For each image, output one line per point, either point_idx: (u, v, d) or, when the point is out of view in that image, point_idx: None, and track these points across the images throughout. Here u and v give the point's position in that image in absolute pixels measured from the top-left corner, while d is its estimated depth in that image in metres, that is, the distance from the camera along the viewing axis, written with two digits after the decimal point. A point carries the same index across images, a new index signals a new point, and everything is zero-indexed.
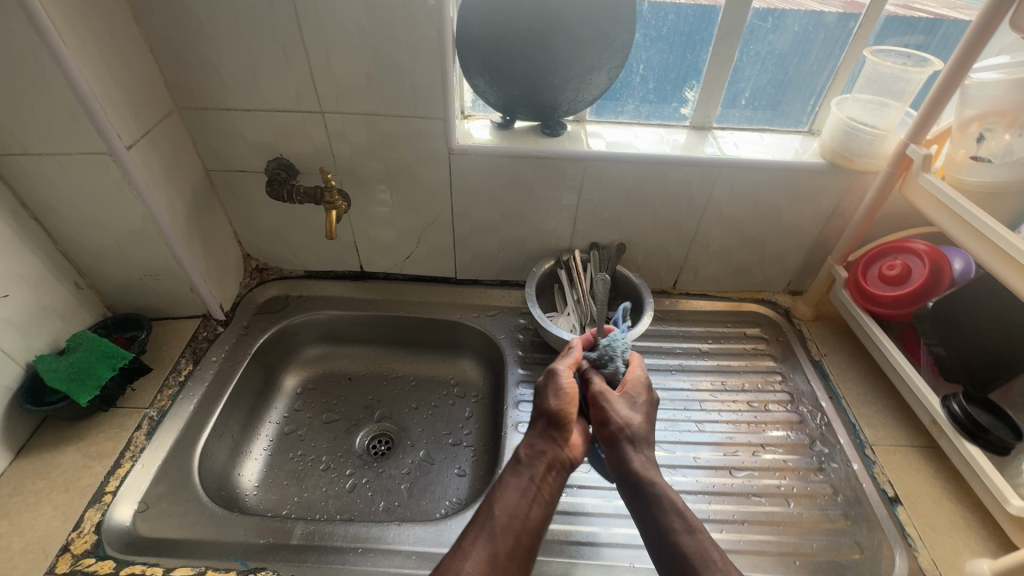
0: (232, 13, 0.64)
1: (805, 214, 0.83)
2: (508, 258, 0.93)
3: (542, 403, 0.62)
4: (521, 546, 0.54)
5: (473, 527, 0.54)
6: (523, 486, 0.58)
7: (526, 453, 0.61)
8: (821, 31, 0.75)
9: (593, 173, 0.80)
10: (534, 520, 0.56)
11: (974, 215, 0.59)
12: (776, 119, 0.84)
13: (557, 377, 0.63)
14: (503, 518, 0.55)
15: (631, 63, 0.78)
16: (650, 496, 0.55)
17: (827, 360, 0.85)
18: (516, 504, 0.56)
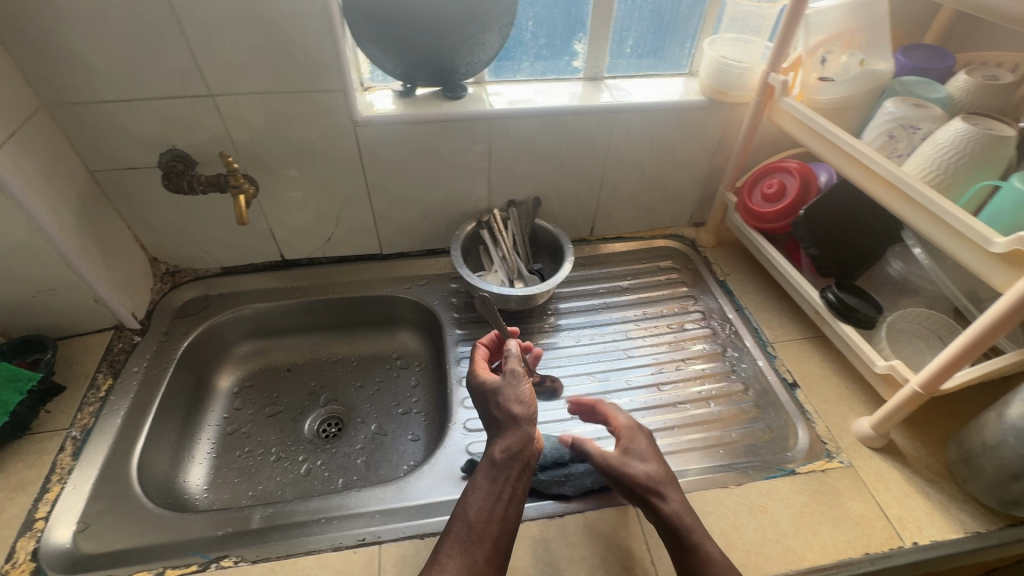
0: None
1: (696, 149, 0.91)
2: (431, 227, 0.95)
3: (506, 408, 0.59)
4: (498, 548, 0.52)
5: (449, 538, 0.53)
6: (500, 490, 0.55)
7: (502, 457, 0.57)
8: None
9: (499, 131, 0.83)
10: (512, 525, 0.55)
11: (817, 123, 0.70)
12: (659, 64, 0.90)
13: (518, 379, 0.61)
14: (481, 526, 0.53)
15: (520, 21, 0.81)
16: (688, 545, 0.54)
17: (730, 278, 0.95)
18: (493, 511, 0.54)
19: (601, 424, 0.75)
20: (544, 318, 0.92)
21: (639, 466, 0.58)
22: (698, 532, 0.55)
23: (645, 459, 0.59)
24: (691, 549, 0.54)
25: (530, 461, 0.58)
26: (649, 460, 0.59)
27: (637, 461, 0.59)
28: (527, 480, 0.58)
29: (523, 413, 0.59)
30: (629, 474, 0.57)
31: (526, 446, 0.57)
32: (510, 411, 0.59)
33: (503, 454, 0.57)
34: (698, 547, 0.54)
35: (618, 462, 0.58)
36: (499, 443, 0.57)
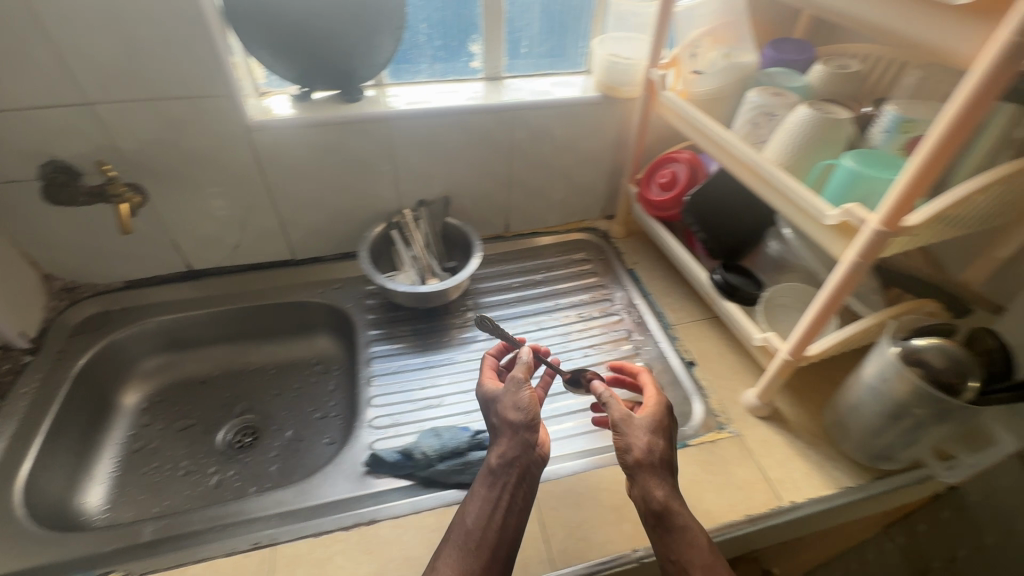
0: None
1: (597, 144, 0.95)
2: (343, 230, 0.95)
3: (504, 415, 0.58)
4: (496, 557, 0.53)
5: (446, 543, 0.54)
6: (498, 497, 0.56)
7: (500, 462, 0.57)
8: None
9: (398, 132, 0.84)
10: (513, 532, 0.55)
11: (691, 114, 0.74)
12: (556, 63, 0.92)
13: (518, 386, 0.59)
14: (478, 533, 0.54)
15: (412, 23, 0.82)
16: (676, 528, 0.52)
17: (638, 267, 0.99)
18: (492, 519, 0.55)
19: None
20: (461, 314, 0.94)
21: (647, 440, 0.55)
22: (688, 532, 0.53)
23: (657, 434, 0.56)
24: (677, 533, 0.52)
25: (532, 468, 0.57)
26: (661, 437, 0.56)
27: (649, 435, 0.55)
28: (530, 486, 0.57)
29: (522, 419, 0.58)
30: (636, 440, 0.54)
31: (524, 452, 0.57)
32: (507, 417, 0.58)
33: (503, 460, 0.57)
34: (682, 531, 0.52)
35: (627, 425, 0.55)
36: (496, 450, 0.57)
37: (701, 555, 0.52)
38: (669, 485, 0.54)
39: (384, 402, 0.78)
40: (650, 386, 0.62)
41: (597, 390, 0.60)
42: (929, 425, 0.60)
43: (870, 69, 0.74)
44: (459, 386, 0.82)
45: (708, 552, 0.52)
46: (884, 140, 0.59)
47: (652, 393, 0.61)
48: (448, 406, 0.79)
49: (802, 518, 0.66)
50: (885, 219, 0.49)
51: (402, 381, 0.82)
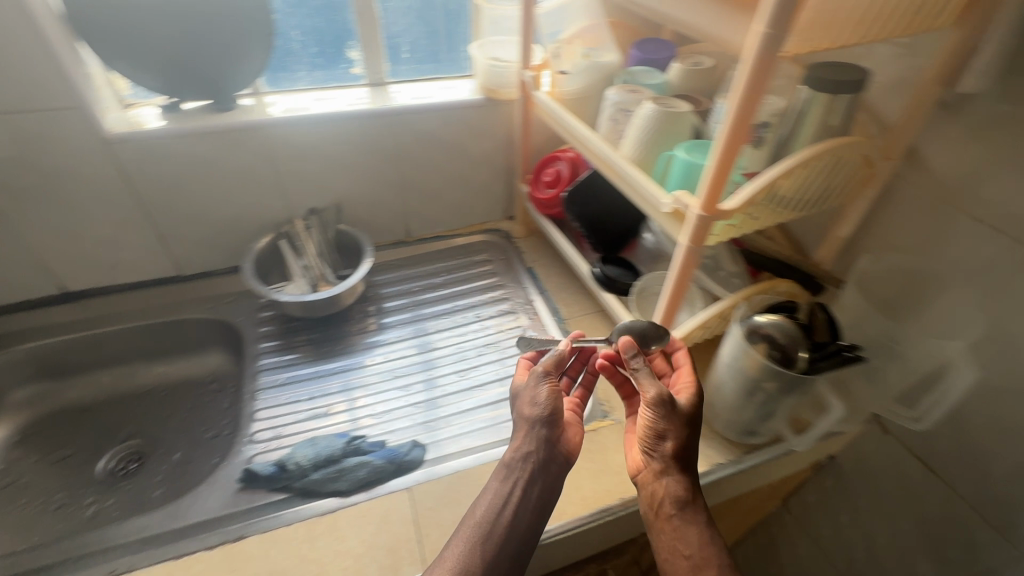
0: None
1: (486, 145, 0.96)
2: (232, 242, 0.92)
3: (524, 411, 0.61)
4: (505, 553, 0.54)
5: (457, 533, 0.55)
6: (517, 487, 0.57)
7: (517, 453, 0.59)
8: None
9: (275, 139, 0.83)
10: (531, 524, 0.56)
11: (556, 112, 0.77)
12: (441, 68, 0.94)
13: (534, 381, 0.63)
14: (491, 522, 0.55)
15: (282, 31, 0.82)
16: (695, 519, 0.56)
17: (537, 264, 1.00)
18: (509, 508, 0.56)
19: (396, 418, 0.77)
20: (359, 322, 0.93)
21: (687, 430, 0.57)
22: (701, 531, 0.55)
23: (693, 425, 0.58)
24: (692, 525, 0.56)
25: (551, 461, 0.59)
26: (694, 431, 0.58)
27: (685, 427, 0.57)
28: (552, 478, 0.59)
29: (539, 411, 0.60)
30: (673, 428, 0.56)
31: (545, 445, 0.59)
32: (526, 413, 0.61)
33: (525, 451, 0.59)
34: (698, 523, 0.56)
35: (670, 410, 0.56)
36: (519, 440, 0.60)
37: (709, 554, 0.54)
38: (691, 482, 0.57)
39: (268, 416, 0.77)
40: (687, 368, 0.62)
41: (626, 349, 0.58)
42: (779, 397, 0.63)
43: (722, 65, 0.78)
44: (348, 393, 0.81)
45: (717, 554, 0.55)
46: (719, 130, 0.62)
47: (687, 376, 0.61)
48: (335, 415, 0.78)
49: None
50: (702, 205, 0.52)
51: (290, 393, 0.81)
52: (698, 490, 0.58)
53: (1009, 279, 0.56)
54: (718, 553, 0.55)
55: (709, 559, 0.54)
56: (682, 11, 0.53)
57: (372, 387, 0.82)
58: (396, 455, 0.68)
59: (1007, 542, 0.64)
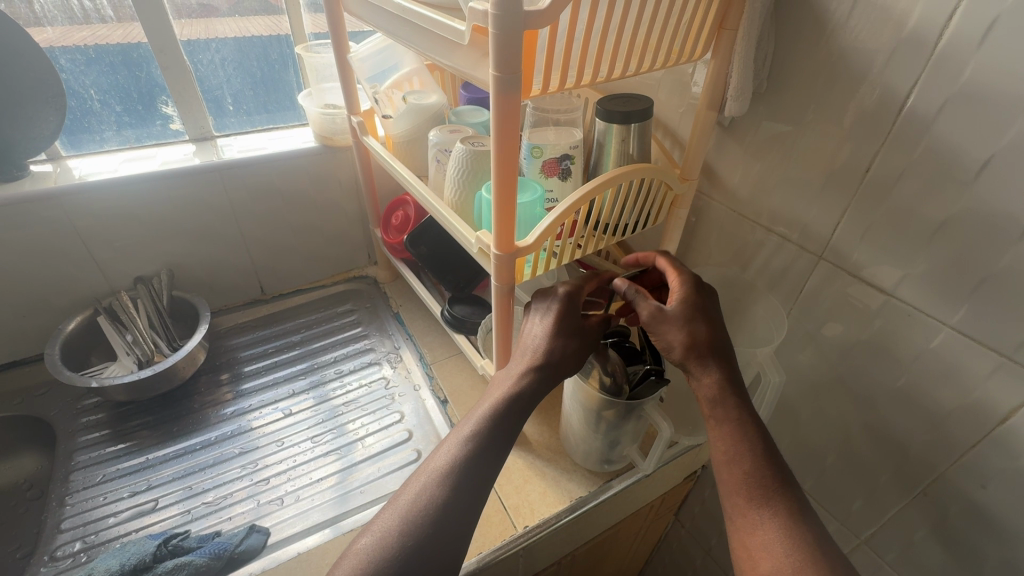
0: None
1: (334, 192, 0.93)
2: (41, 324, 0.82)
3: (543, 324, 0.54)
4: (489, 454, 0.49)
5: (450, 436, 0.51)
6: (519, 372, 0.53)
7: (519, 362, 0.54)
8: (257, 41, 0.84)
9: (78, 207, 0.75)
10: (504, 435, 0.51)
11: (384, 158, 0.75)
12: (274, 118, 0.91)
13: (547, 305, 0.56)
14: (484, 417, 0.51)
15: (76, 90, 0.76)
16: (732, 418, 0.48)
17: (403, 309, 0.97)
18: (505, 399, 0.51)
19: (237, 501, 0.69)
20: (202, 395, 0.84)
21: (693, 327, 0.50)
22: (737, 427, 0.48)
23: (701, 318, 0.50)
24: (726, 423, 0.48)
25: (568, 356, 0.54)
26: (707, 324, 0.50)
27: (687, 327, 0.50)
28: (559, 375, 0.54)
29: (569, 291, 0.55)
30: (675, 338, 0.50)
31: (566, 332, 0.54)
32: (539, 329, 0.54)
33: (544, 334, 0.54)
34: (733, 421, 0.48)
35: (665, 315, 0.50)
36: (537, 325, 0.55)
37: (745, 451, 0.47)
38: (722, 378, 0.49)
39: (81, 522, 0.67)
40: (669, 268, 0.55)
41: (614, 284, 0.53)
42: (619, 423, 0.62)
43: None
44: (180, 481, 0.72)
45: (759, 449, 0.47)
46: (527, 165, 0.62)
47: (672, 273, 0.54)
48: (164, 507, 0.69)
49: (539, 541, 0.65)
50: (499, 244, 0.51)
51: (109, 490, 0.70)
52: (740, 386, 0.50)
53: (800, 282, 0.60)
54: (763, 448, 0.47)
55: (745, 454, 0.47)
56: (435, 50, 0.50)
57: (212, 467, 0.74)
58: (225, 548, 0.60)
59: (848, 529, 0.67)
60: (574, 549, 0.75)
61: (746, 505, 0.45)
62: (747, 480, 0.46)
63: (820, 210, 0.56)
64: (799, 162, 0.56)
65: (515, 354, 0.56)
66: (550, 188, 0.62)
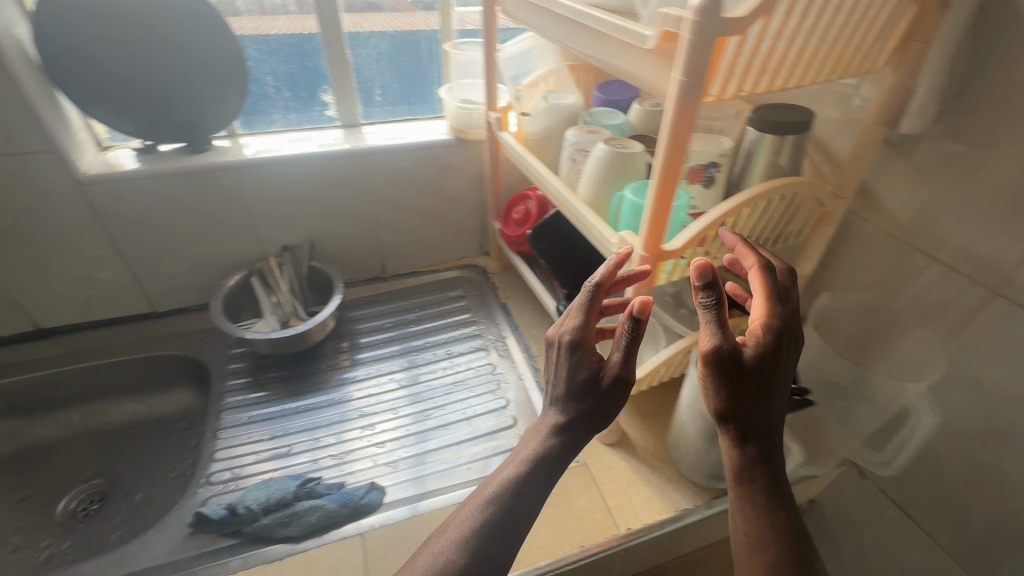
0: None
1: (460, 183, 0.98)
2: (205, 279, 0.93)
3: (555, 382, 0.51)
4: (508, 524, 0.47)
5: (470, 499, 0.49)
6: (543, 434, 0.50)
7: (545, 419, 0.52)
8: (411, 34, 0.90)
9: (248, 180, 0.85)
10: (528, 503, 0.48)
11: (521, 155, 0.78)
12: (414, 109, 0.97)
13: (557, 355, 0.51)
14: (507, 481, 0.49)
15: (257, 76, 0.85)
16: (759, 500, 0.45)
17: (511, 301, 1.00)
18: (529, 461, 0.49)
19: (357, 459, 0.75)
20: (329, 358, 0.92)
21: (751, 397, 0.44)
22: (761, 509, 0.45)
23: (766, 384, 0.44)
24: (749, 501, 0.46)
25: (593, 408, 0.49)
26: (768, 390, 0.45)
27: (748, 388, 0.44)
28: (585, 426, 0.50)
29: (573, 338, 0.50)
30: (726, 391, 0.44)
31: (578, 389, 0.49)
32: (553, 385, 0.52)
33: (561, 392, 0.50)
34: (758, 502, 0.45)
35: (736, 367, 0.43)
36: (553, 381, 0.51)
37: (768, 537, 0.45)
38: (758, 457, 0.46)
39: (229, 455, 0.76)
40: (757, 295, 0.47)
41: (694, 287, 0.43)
42: None
43: None
44: (311, 432, 0.80)
45: (784, 537, 0.45)
46: None
47: (760, 307, 0.46)
48: (294, 455, 0.76)
49: (638, 546, 0.65)
50: (645, 245, 0.52)
51: (251, 432, 0.80)
52: (772, 465, 0.46)
53: (965, 318, 0.56)
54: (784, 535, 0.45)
55: (769, 541, 0.45)
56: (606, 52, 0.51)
57: (337, 425, 0.81)
58: (352, 498, 0.66)
59: None
60: (666, 560, 0.74)
61: None
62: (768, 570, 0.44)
63: (1001, 243, 0.51)
64: (983, 188, 0.51)
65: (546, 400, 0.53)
66: (691, 196, 0.62)
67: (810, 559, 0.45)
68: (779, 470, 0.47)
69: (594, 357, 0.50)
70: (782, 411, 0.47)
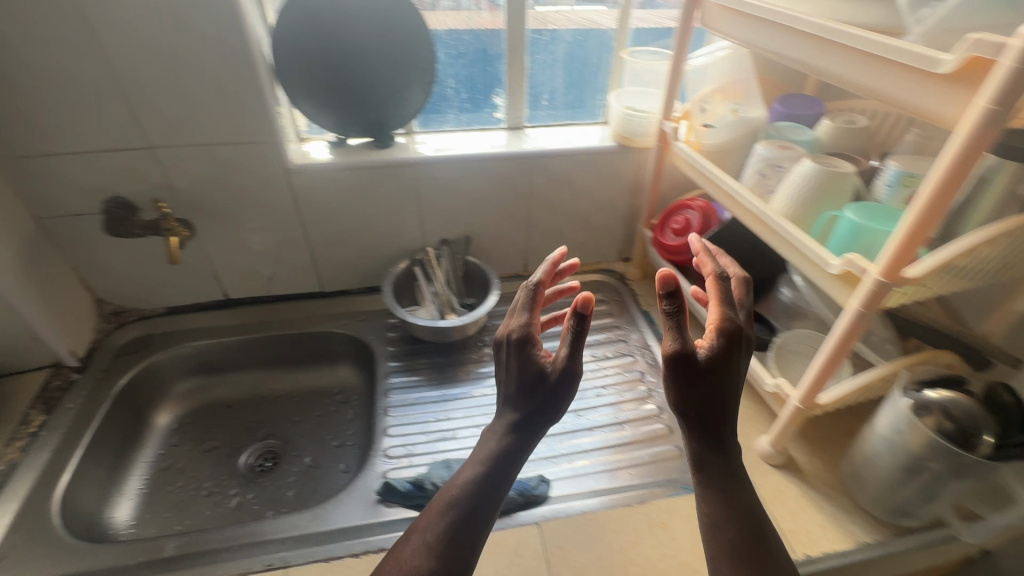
0: (61, 64, 0.69)
1: (614, 189, 0.99)
2: (370, 265, 1.00)
3: (505, 379, 0.54)
4: (470, 525, 0.48)
5: (433, 504, 0.50)
6: (500, 434, 0.53)
7: (499, 423, 0.54)
8: (590, 40, 0.92)
9: (425, 176, 0.90)
10: (486, 502, 0.49)
11: (701, 165, 0.78)
12: (576, 114, 0.99)
13: (507, 353, 0.54)
14: (466, 481, 0.50)
15: (441, 79, 0.91)
16: (716, 483, 0.49)
17: (653, 309, 1.00)
18: (488, 463, 0.51)
19: None
20: (479, 349, 0.96)
21: (705, 396, 0.47)
22: (720, 494, 0.48)
23: (722, 381, 0.47)
24: (710, 485, 0.49)
25: (543, 402, 0.52)
26: (724, 387, 0.47)
27: (708, 383, 0.47)
28: (536, 423, 0.52)
29: (520, 335, 0.53)
30: (683, 388, 0.47)
31: (531, 385, 0.52)
32: (504, 382, 0.54)
33: (514, 389, 0.53)
34: (721, 484, 0.49)
35: (688, 368, 0.46)
36: (506, 378, 0.54)
37: (729, 518, 0.48)
38: (714, 446, 0.49)
39: (400, 432, 0.81)
40: (714, 301, 0.49)
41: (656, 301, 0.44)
42: (947, 479, 0.58)
43: (876, 124, 0.77)
44: (471, 420, 0.84)
45: (744, 517, 0.48)
46: (887, 193, 0.62)
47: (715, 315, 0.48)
48: (460, 440, 0.80)
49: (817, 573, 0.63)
50: (883, 271, 0.51)
51: (416, 413, 0.85)
52: (723, 453, 0.49)
53: None
54: (745, 516, 0.48)
55: (731, 521, 0.48)
56: (870, 72, 0.50)
57: None
58: (526, 488, 0.70)
59: None
60: None
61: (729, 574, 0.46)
62: (732, 548, 0.47)
63: None
64: None
65: (499, 403, 0.55)
66: None
67: (764, 541, 0.48)
68: (730, 458, 0.50)
69: (542, 351, 0.53)
70: (736, 404, 0.49)
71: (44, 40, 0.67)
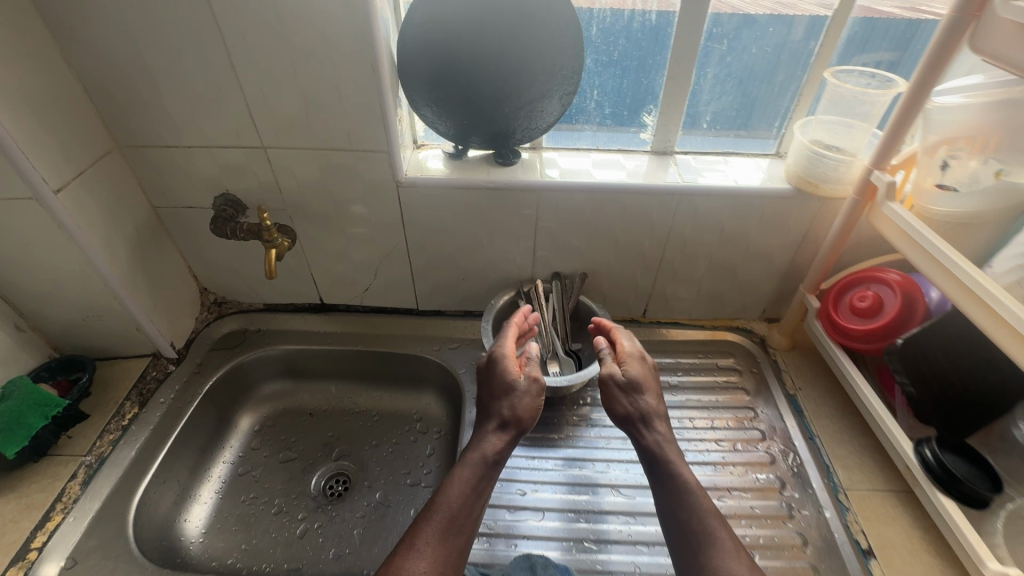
0: (184, 54, 0.64)
1: (775, 240, 0.79)
2: (470, 288, 0.90)
3: (485, 391, 0.68)
4: (462, 523, 0.57)
5: (428, 511, 0.57)
6: (487, 435, 0.64)
7: (483, 435, 0.64)
8: (783, 53, 0.72)
9: (548, 203, 0.77)
10: (473, 500, 0.59)
11: (930, 241, 0.56)
12: (741, 142, 0.81)
13: (490, 368, 0.70)
14: (452, 486, 0.59)
15: (584, 89, 0.77)
16: (664, 467, 0.60)
17: (802, 394, 0.81)
18: (472, 467, 0.61)
19: (614, 556, 0.64)
20: (577, 407, 0.82)
21: (629, 399, 0.65)
22: (667, 481, 0.59)
23: (642, 391, 0.65)
24: (667, 469, 0.60)
25: (518, 408, 0.65)
26: (645, 398, 0.65)
27: (632, 390, 0.65)
28: (517, 424, 0.65)
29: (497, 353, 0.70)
30: (617, 397, 0.66)
31: (507, 393, 0.66)
32: (485, 397, 0.68)
33: (490, 398, 0.67)
34: (675, 467, 0.60)
35: (614, 375, 0.66)
36: (484, 393, 0.69)
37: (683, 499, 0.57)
38: (654, 441, 0.63)
39: None
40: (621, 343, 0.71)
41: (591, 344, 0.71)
42: None
43: None
44: (562, 501, 0.70)
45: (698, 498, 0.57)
46: None
47: (621, 351, 0.70)
48: (546, 524, 0.68)
49: None
50: None
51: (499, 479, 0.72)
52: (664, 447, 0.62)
53: None
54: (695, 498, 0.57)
55: (684, 498, 0.57)
56: None
57: (594, 503, 0.70)
58: None
59: None
60: None
61: (691, 546, 0.54)
62: (688, 524, 0.55)
63: None
64: None
65: (480, 418, 0.67)
66: None
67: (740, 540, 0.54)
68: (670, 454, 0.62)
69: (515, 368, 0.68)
70: (665, 414, 0.65)
71: (170, 29, 0.61)
